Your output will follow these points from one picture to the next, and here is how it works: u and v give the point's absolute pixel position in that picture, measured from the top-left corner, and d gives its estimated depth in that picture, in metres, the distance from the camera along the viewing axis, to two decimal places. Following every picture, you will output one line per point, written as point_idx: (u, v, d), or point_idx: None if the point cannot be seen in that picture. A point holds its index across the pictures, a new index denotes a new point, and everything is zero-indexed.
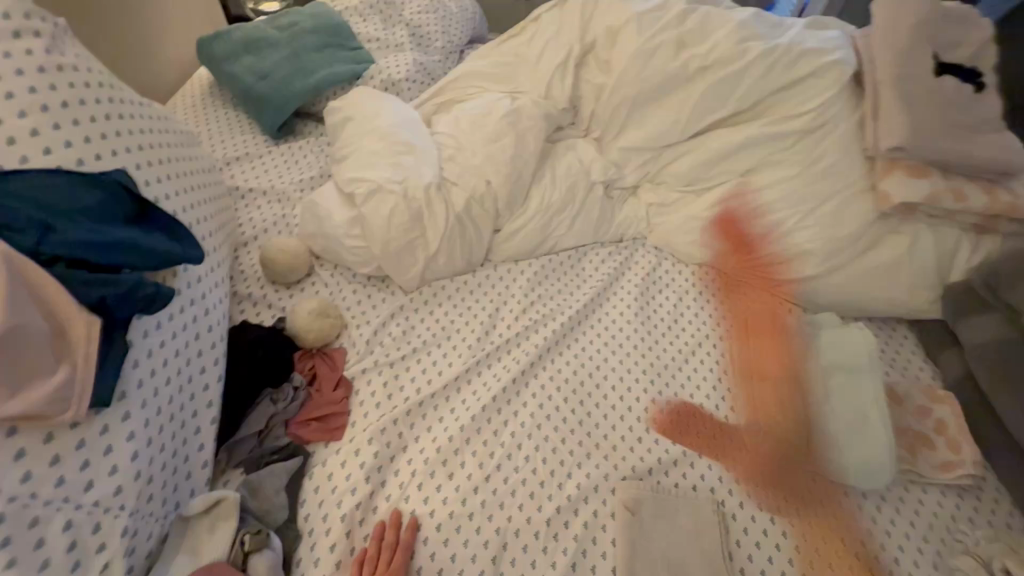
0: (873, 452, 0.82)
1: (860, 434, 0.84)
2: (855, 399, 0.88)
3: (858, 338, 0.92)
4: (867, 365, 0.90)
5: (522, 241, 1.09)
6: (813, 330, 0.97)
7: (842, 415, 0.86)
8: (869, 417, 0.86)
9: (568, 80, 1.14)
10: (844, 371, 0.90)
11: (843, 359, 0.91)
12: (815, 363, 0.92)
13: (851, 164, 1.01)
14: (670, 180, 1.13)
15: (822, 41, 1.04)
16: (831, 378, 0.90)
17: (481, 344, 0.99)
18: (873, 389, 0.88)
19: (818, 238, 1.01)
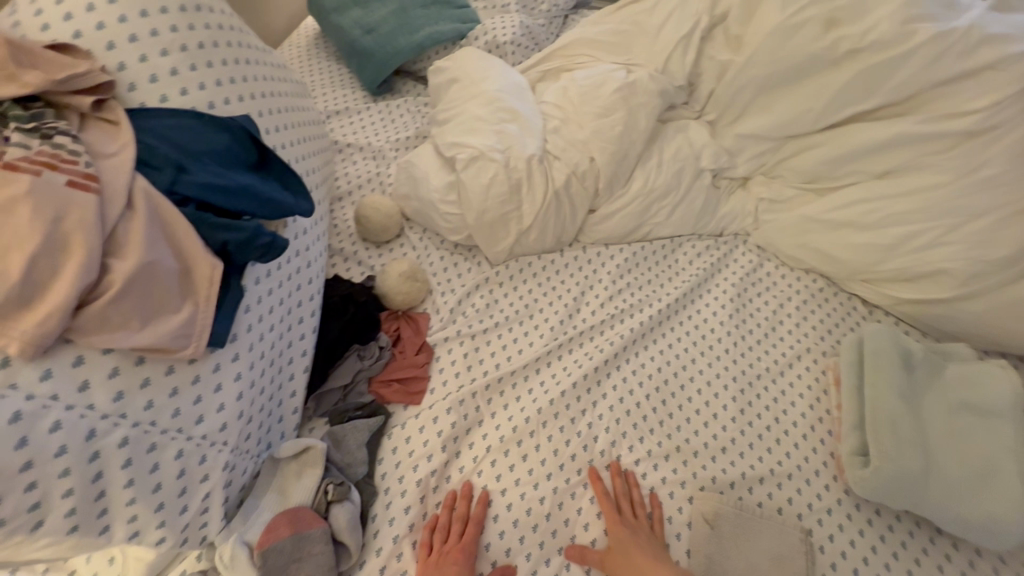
0: (1005, 509, 0.72)
1: (987, 484, 0.75)
2: (987, 444, 0.77)
3: (998, 376, 0.81)
4: (1007, 410, 0.79)
5: (618, 224, 1.03)
6: (941, 360, 0.87)
7: (965, 457, 0.77)
8: (1001, 467, 0.75)
9: (691, 54, 1.04)
10: (974, 412, 0.80)
11: (977, 399, 0.81)
12: (940, 399, 0.82)
13: (1020, 177, 0.87)
14: (788, 174, 1.04)
15: (1012, 26, 0.88)
16: (957, 417, 0.81)
17: (564, 327, 0.96)
18: (1010, 437, 0.77)
19: (964, 258, 0.88)
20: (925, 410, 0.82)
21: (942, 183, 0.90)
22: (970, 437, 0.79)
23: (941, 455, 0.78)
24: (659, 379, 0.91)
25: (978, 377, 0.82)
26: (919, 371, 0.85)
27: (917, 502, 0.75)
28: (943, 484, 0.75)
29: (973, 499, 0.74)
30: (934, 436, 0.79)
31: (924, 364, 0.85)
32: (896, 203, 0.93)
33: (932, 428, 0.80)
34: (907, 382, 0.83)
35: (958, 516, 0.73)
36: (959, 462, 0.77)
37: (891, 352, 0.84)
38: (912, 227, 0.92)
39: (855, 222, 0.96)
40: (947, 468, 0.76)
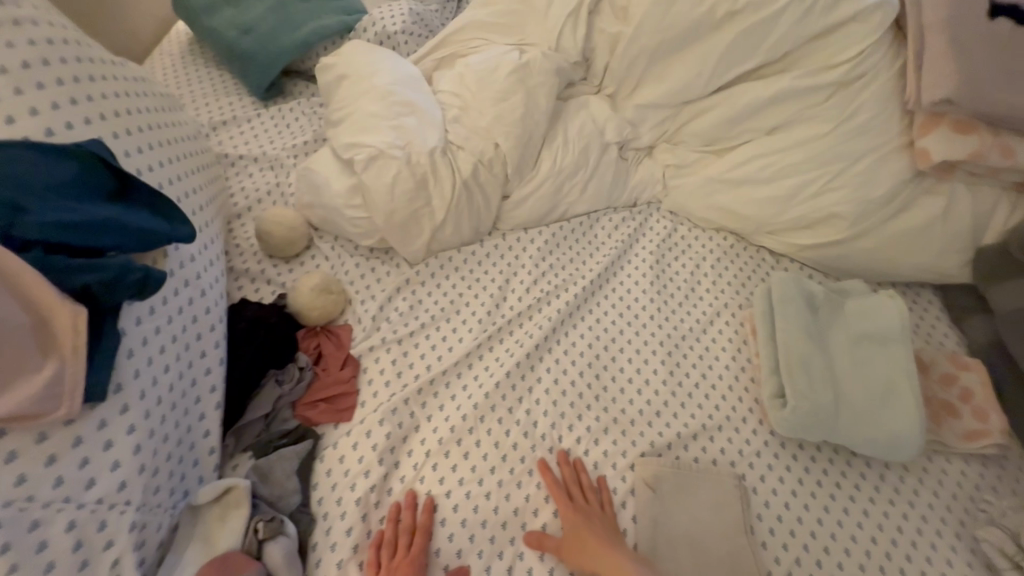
0: (906, 426, 0.79)
1: (889, 404, 0.81)
2: (887, 369, 0.84)
3: (888, 305, 0.88)
4: (899, 334, 0.86)
5: (534, 208, 1.03)
6: (841, 297, 0.93)
7: (869, 382, 0.83)
8: (899, 387, 0.82)
9: (581, 29, 1.04)
10: (873, 340, 0.87)
11: (875, 328, 0.87)
12: (845, 333, 0.88)
13: (888, 120, 0.93)
14: (689, 139, 1.07)
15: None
16: (860, 348, 0.87)
17: (492, 317, 0.95)
18: (904, 358, 0.84)
19: (848, 200, 0.95)
20: (832, 345, 0.87)
21: (824, 133, 0.95)
22: (871, 363, 0.85)
23: (849, 385, 0.83)
24: (590, 355, 0.92)
25: (873, 308, 0.89)
26: (823, 309, 0.91)
27: (833, 433, 0.80)
28: (854, 412, 0.81)
29: (880, 421, 0.80)
30: (842, 368, 0.85)
31: (827, 303, 0.91)
32: (784, 156, 0.98)
33: (839, 361, 0.86)
34: (814, 322, 0.88)
35: (868, 439, 0.79)
36: (865, 387, 0.83)
37: (796, 296, 0.90)
38: (803, 176, 0.97)
39: (753, 178, 1.01)
40: (855, 395, 0.82)
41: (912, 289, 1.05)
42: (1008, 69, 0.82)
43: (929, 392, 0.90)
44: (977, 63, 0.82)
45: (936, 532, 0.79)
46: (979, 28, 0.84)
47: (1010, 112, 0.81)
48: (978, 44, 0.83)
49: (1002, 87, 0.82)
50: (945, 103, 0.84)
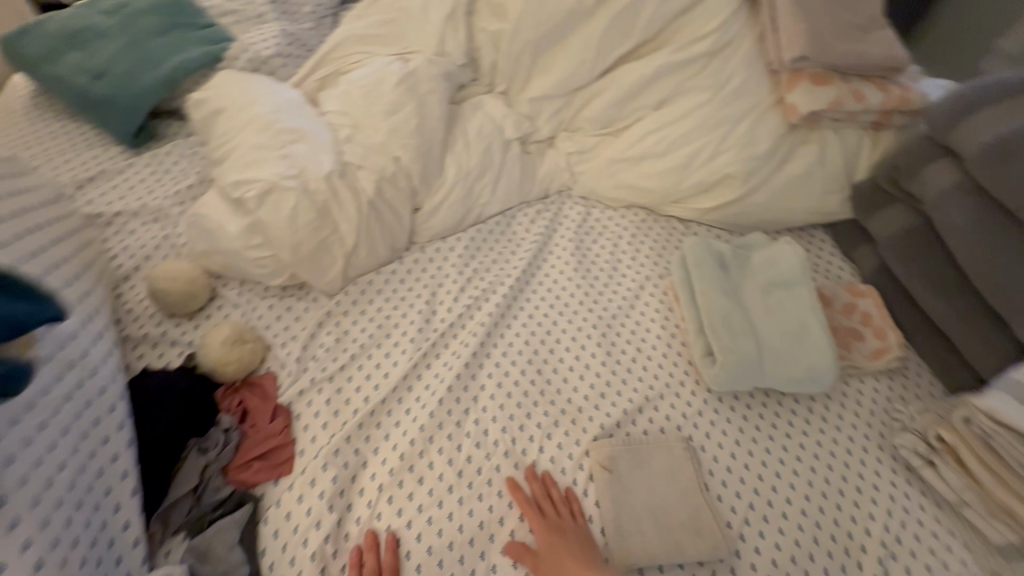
0: (822, 358, 0.85)
1: (804, 342, 0.87)
2: (796, 310, 0.90)
3: (787, 251, 0.95)
4: (801, 276, 0.92)
5: (448, 215, 1.02)
6: (746, 251, 0.99)
7: (784, 325, 0.88)
8: (810, 324, 0.88)
9: (461, 30, 1.03)
10: (780, 286, 0.92)
11: (779, 275, 0.93)
12: (755, 283, 0.94)
13: (758, 82, 0.99)
14: (586, 125, 1.10)
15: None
16: (771, 295, 0.92)
17: (424, 334, 0.93)
18: (810, 297, 0.91)
19: (737, 161, 1.01)
20: (745, 299, 0.93)
21: (706, 100, 0.99)
22: (782, 307, 0.90)
23: (767, 333, 0.88)
24: (529, 352, 0.93)
25: (774, 256, 0.96)
26: (732, 266, 0.96)
27: (761, 380, 0.85)
28: (775, 356, 0.86)
29: (800, 359, 0.85)
30: (758, 317, 0.90)
31: (735, 259, 0.96)
32: (674, 128, 1.02)
33: (754, 311, 0.91)
34: (725, 279, 0.93)
35: (793, 378, 0.85)
36: (780, 331, 0.88)
37: (706, 259, 0.94)
38: (694, 144, 1.02)
39: (650, 153, 1.05)
40: (773, 339, 0.87)
41: (806, 232, 1.15)
42: (846, 23, 0.91)
43: (835, 321, 0.99)
44: (818, 21, 0.89)
45: (863, 449, 0.85)
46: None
47: (856, 60, 0.90)
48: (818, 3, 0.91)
49: (843, 41, 0.90)
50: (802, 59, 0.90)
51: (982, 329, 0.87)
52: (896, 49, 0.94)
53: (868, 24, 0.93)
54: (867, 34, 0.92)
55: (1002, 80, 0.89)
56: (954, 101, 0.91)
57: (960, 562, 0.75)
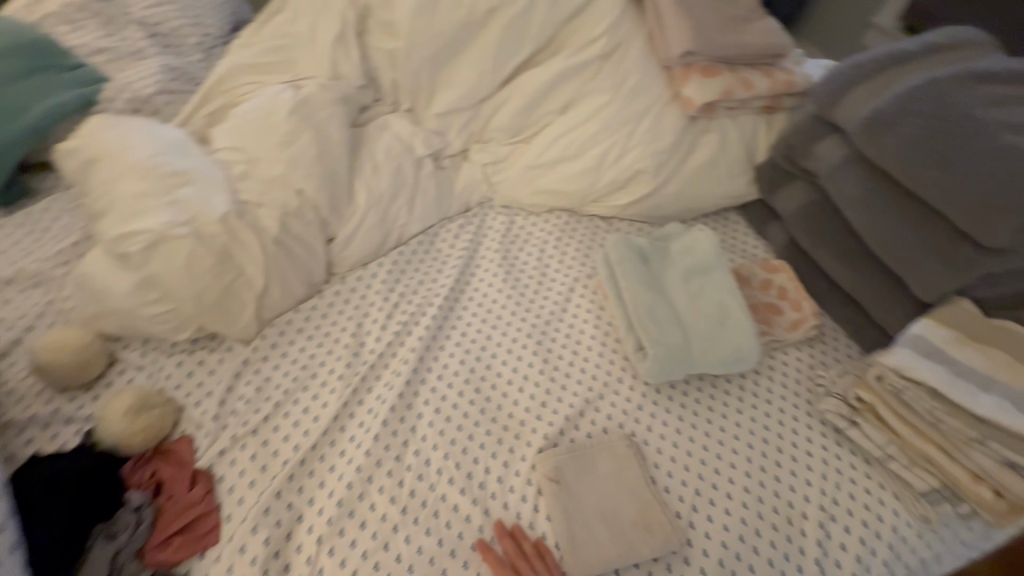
0: (744, 337, 0.87)
1: (727, 324, 0.90)
2: (716, 294, 0.93)
3: (701, 238, 0.98)
4: (716, 260, 0.95)
5: (366, 242, 0.99)
6: (665, 242, 1.01)
7: (707, 310, 0.91)
8: (730, 305, 0.91)
9: (354, 52, 0.99)
10: (699, 273, 0.95)
11: (696, 262, 0.96)
12: (676, 273, 0.96)
13: (654, 78, 1.01)
14: (496, 134, 1.09)
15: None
16: (692, 282, 0.95)
17: (354, 369, 0.89)
18: (727, 280, 0.94)
19: (645, 156, 1.03)
20: (668, 289, 0.95)
21: (607, 101, 1.01)
22: (703, 293, 0.93)
23: (692, 319, 0.90)
24: (465, 372, 0.91)
25: (690, 244, 0.99)
26: (653, 259, 0.98)
27: (692, 366, 0.87)
28: (702, 341, 0.88)
29: (725, 341, 0.88)
30: (682, 306, 0.92)
31: (654, 252, 0.98)
32: (580, 131, 1.04)
33: (678, 300, 0.93)
34: (647, 273, 0.95)
35: (721, 360, 0.87)
36: (704, 316, 0.90)
37: (627, 255, 0.96)
38: (602, 145, 1.04)
39: (562, 157, 1.06)
40: (698, 325, 0.90)
41: (721, 215, 1.20)
42: (726, 15, 0.95)
43: (754, 298, 1.03)
44: (701, 16, 0.93)
45: (794, 418, 0.88)
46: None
47: (736, 50, 0.94)
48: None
49: (722, 34, 0.93)
50: (689, 54, 0.94)
51: (882, 289, 0.90)
52: (777, 35, 0.98)
53: (749, 14, 0.97)
54: (747, 24, 0.97)
55: (875, 55, 0.94)
56: (834, 78, 0.96)
57: (894, 514, 0.78)
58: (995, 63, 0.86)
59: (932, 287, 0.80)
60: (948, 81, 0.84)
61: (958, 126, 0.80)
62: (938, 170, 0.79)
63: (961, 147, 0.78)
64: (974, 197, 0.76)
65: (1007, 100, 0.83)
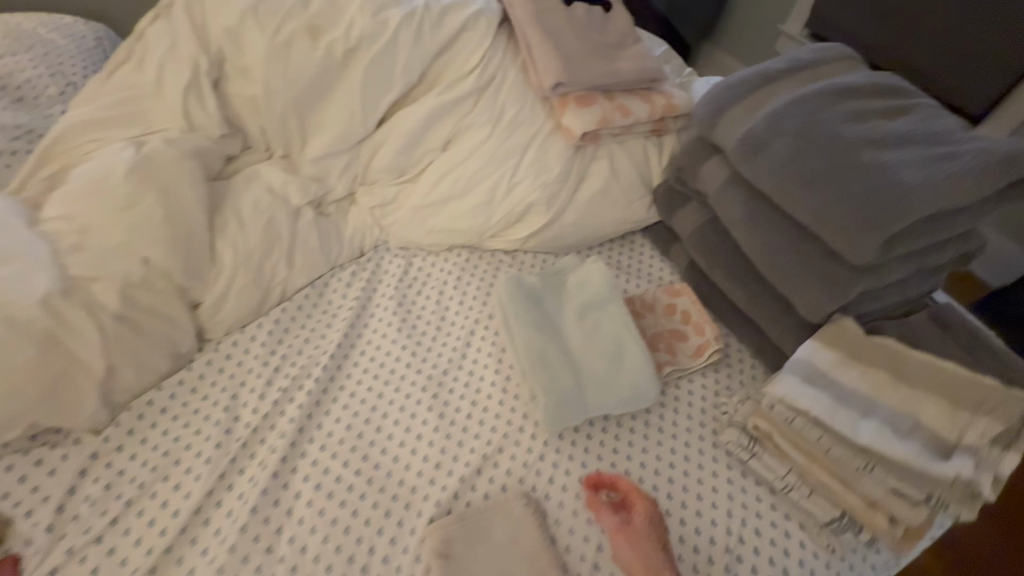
0: (640, 374, 0.85)
1: (622, 361, 0.87)
2: (611, 330, 0.90)
3: (594, 271, 0.96)
4: (609, 294, 0.93)
5: (238, 304, 0.91)
6: (560, 277, 0.98)
7: (602, 348, 0.88)
8: (625, 341, 0.88)
9: (208, 100, 0.91)
10: (593, 308, 0.93)
11: (590, 296, 0.93)
12: (571, 310, 0.93)
13: (533, 110, 0.99)
14: (381, 176, 1.03)
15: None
16: (587, 319, 0.91)
17: (224, 449, 0.80)
18: (621, 313, 0.92)
19: (535, 189, 0.99)
20: (563, 329, 0.91)
21: (487, 136, 0.97)
22: (598, 329, 0.90)
23: (587, 359, 0.87)
24: (351, 438, 0.84)
25: (583, 278, 0.96)
26: (546, 297, 0.94)
27: (588, 409, 0.83)
28: (597, 382, 0.85)
29: (621, 379, 0.85)
30: (577, 346, 0.89)
31: (548, 289, 0.95)
32: (466, 167, 0.99)
33: (573, 339, 0.90)
34: (541, 313, 0.91)
35: (618, 400, 0.84)
36: (599, 355, 0.87)
37: (519, 295, 0.91)
38: (488, 181, 0.99)
39: (449, 195, 1.01)
40: (593, 365, 0.86)
41: (627, 238, 1.17)
42: (596, 44, 0.94)
43: (658, 326, 1.01)
44: (568, 45, 0.92)
45: (699, 451, 0.85)
46: (558, 15, 0.95)
47: (610, 77, 0.93)
48: (564, 29, 0.93)
49: (593, 63, 0.92)
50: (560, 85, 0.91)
51: (774, 311, 0.89)
52: (651, 61, 0.99)
53: (618, 43, 0.97)
54: (617, 52, 0.96)
55: (744, 76, 0.94)
56: (709, 100, 0.94)
57: (800, 546, 0.75)
58: (856, 77, 0.86)
59: (820, 308, 0.78)
60: (806, 99, 0.83)
61: (825, 143, 0.78)
62: (801, 188, 0.77)
63: (821, 164, 0.77)
64: (837, 213, 0.73)
65: (870, 111, 0.81)
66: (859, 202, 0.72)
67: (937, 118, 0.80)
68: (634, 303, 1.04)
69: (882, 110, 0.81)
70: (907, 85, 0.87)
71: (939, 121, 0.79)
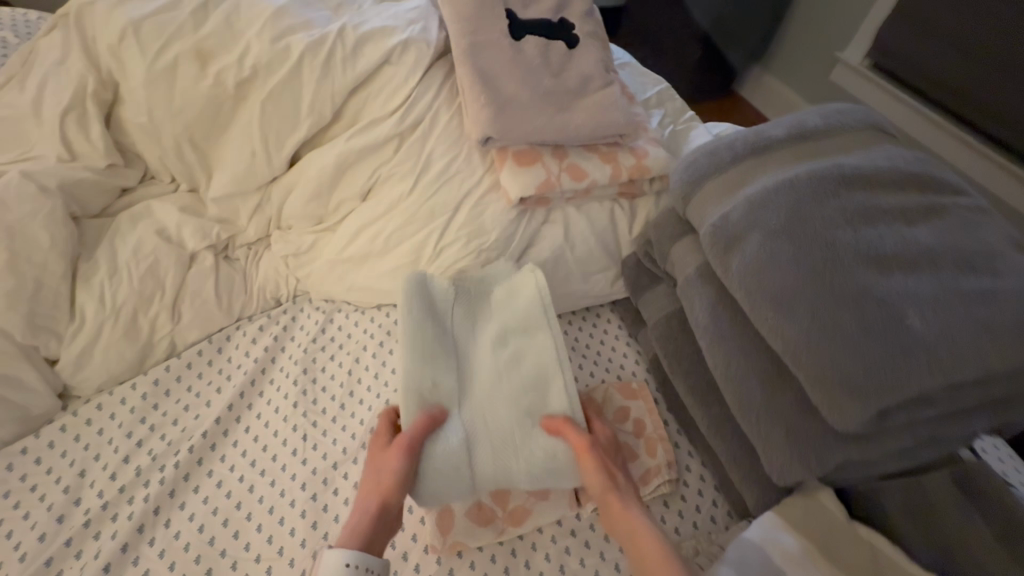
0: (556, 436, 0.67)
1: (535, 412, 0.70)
2: (532, 369, 0.72)
3: (528, 281, 0.78)
4: (540, 316, 0.75)
5: (101, 365, 0.78)
6: (486, 288, 0.80)
7: (516, 394, 0.70)
8: (547, 381, 0.72)
9: (90, 126, 0.80)
10: (515, 334, 0.75)
11: (514, 320, 0.76)
12: (487, 339, 0.75)
13: (468, 162, 0.84)
14: (296, 222, 0.89)
15: (392, 17, 0.84)
16: (504, 347, 0.74)
17: (49, 541, 0.68)
18: (549, 345, 0.73)
19: (466, 254, 0.82)
20: (473, 361, 0.73)
21: (408, 190, 0.82)
22: (519, 366, 0.73)
23: (489, 403, 0.69)
24: (201, 543, 0.71)
25: (513, 288, 0.79)
26: (460, 318, 0.76)
27: (480, 476, 0.66)
28: (497, 437, 0.67)
29: (530, 438, 0.68)
30: (482, 384, 0.71)
31: (462, 305, 0.77)
32: (386, 221, 0.83)
33: (481, 376, 0.72)
34: (448, 341, 0.73)
35: (521, 467, 0.66)
36: (508, 396, 0.70)
37: (426, 312, 0.73)
38: (410, 240, 0.82)
39: (369, 251, 0.84)
40: (497, 410, 0.69)
41: (593, 311, 0.97)
42: (545, 90, 0.80)
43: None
44: (508, 90, 0.78)
45: None
46: (504, 54, 0.81)
47: (557, 132, 0.78)
48: (506, 71, 0.80)
49: (537, 112, 0.78)
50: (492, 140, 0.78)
51: (737, 449, 0.68)
52: (619, 112, 0.82)
53: (577, 91, 0.83)
54: (574, 101, 0.82)
55: (731, 140, 0.73)
56: (687, 166, 0.74)
57: None
58: (874, 159, 0.65)
59: (790, 476, 0.57)
60: (802, 183, 0.63)
61: (819, 252, 0.58)
62: (774, 311, 0.57)
63: (806, 279, 0.56)
64: (818, 358, 0.52)
65: (888, 213, 0.60)
66: (844, 351, 0.52)
67: (978, 231, 0.59)
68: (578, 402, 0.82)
69: (901, 210, 0.61)
70: (951, 178, 0.65)
71: (981, 236, 0.59)
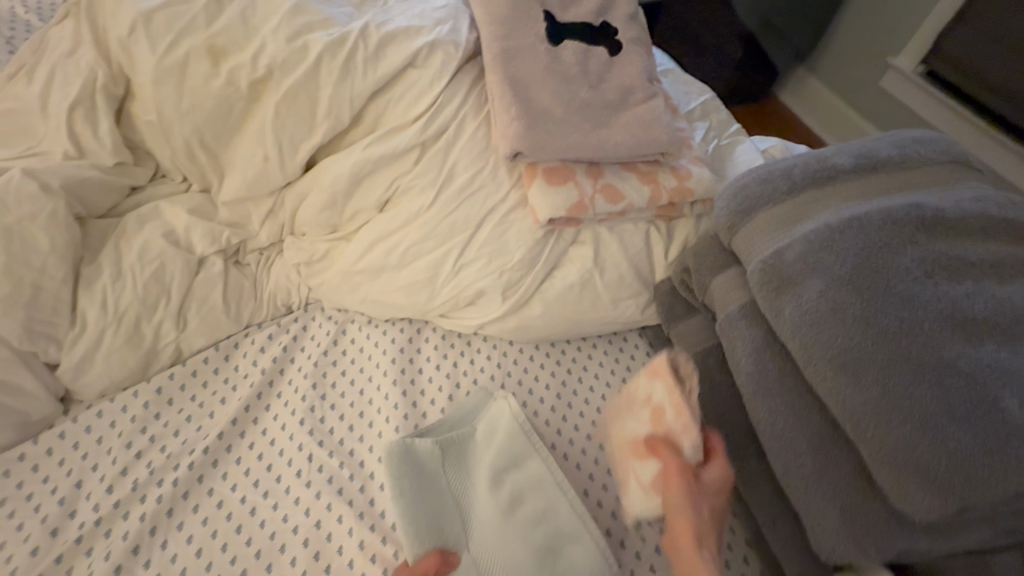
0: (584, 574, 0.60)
1: (561, 551, 0.62)
2: (535, 505, 0.66)
3: (503, 414, 0.72)
4: (527, 446, 0.70)
5: (102, 372, 0.74)
6: (463, 427, 0.72)
7: (529, 533, 0.62)
8: (559, 517, 0.65)
9: (98, 123, 0.77)
10: (508, 469, 0.68)
11: (501, 455, 0.68)
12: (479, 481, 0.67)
13: (492, 175, 0.78)
14: (309, 229, 0.84)
15: (417, 16, 0.78)
16: (501, 489, 0.66)
17: (40, 556, 0.64)
18: (548, 477, 0.68)
19: (486, 274, 0.76)
20: (471, 511, 0.65)
21: (428, 202, 0.76)
22: (519, 501, 0.65)
23: (500, 559, 0.61)
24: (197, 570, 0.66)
25: (491, 425, 0.72)
26: (449, 465, 0.67)
27: None
28: None
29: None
30: (483, 536, 0.63)
31: (443, 454, 0.68)
32: (404, 235, 0.77)
33: (483, 525, 0.63)
34: (439, 495, 0.65)
35: None
36: (524, 544, 0.61)
37: (406, 462, 0.64)
38: (428, 257, 0.77)
39: (385, 265, 0.78)
40: (520, 565, 0.60)
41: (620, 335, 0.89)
42: (583, 101, 0.74)
43: (625, 441, 0.64)
44: (541, 101, 0.72)
45: None
46: (538, 61, 0.75)
47: (594, 148, 0.72)
48: (541, 79, 0.74)
49: (572, 126, 0.72)
50: (521, 154, 0.72)
51: (779, 512, 0.61)
52: (662, 127, 0.75)
53: (617, 102, 0.76)
54: (614, 114, 0.75)
55: (789, 167, 0.65)
56: (736, 190, 0.66)
57: None
58: (955, 200, 0.58)
59: (835, 550, 0.51)
60: (874, 226, 0.56)
61: (893, 312, 0.51)
62: (838, 374, 0.50)
63: (877, 343, 0.50)
64: (885, 431, 0.47)
65: (970, 265, 0.54)
66: (922, 432, 0.46)
67: None
68: (617, 398, 0.68)
69: (992, 263, 0.54)
70: None
71: None
